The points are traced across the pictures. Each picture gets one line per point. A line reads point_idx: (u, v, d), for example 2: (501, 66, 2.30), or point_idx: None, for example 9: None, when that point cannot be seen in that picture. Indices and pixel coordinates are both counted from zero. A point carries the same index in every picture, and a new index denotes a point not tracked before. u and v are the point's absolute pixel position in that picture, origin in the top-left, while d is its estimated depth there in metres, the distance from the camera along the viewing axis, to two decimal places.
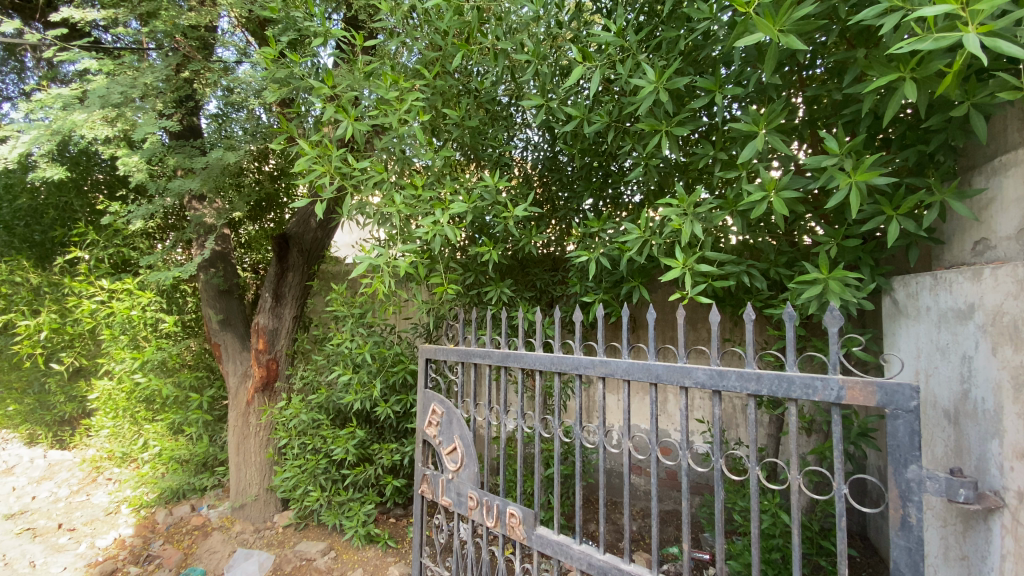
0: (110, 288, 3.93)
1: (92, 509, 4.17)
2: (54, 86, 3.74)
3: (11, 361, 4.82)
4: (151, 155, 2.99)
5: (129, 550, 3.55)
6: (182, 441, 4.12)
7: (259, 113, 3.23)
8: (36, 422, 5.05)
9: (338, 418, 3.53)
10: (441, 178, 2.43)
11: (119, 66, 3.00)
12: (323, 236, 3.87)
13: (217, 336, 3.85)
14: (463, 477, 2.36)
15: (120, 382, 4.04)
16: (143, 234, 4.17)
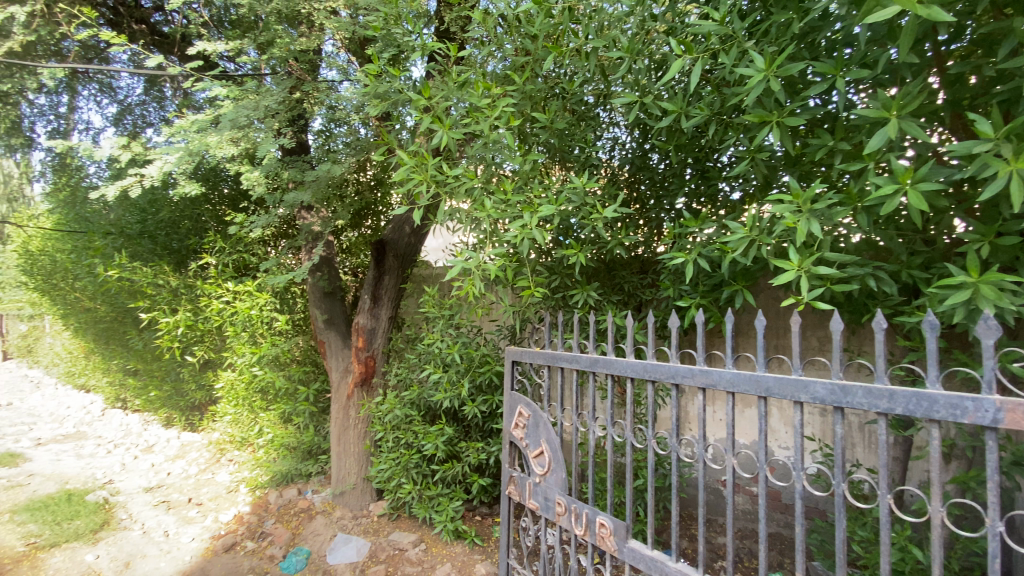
0: (234, 290, 4.43)
1: (216, 487, 4.69)
2: (188, 111, 4.26)
3: (153, 353, 5.55)
4: (269, 170, 3.31)
5: (247, 526, 3.93)
6: (291, 429, 4.50)
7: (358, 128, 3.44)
8: (173, 407, 5.80)
9: (428, 415, 3.66)
10: (528, 182, 2.42)
11: (242, 92, 3.34)
12: (416, 242, 4.07)
13: (322, 334, 4.17)
14: (550, 481, 2.34)
15: (241, 373, 4.50)
16: (260, 242, 4.63)
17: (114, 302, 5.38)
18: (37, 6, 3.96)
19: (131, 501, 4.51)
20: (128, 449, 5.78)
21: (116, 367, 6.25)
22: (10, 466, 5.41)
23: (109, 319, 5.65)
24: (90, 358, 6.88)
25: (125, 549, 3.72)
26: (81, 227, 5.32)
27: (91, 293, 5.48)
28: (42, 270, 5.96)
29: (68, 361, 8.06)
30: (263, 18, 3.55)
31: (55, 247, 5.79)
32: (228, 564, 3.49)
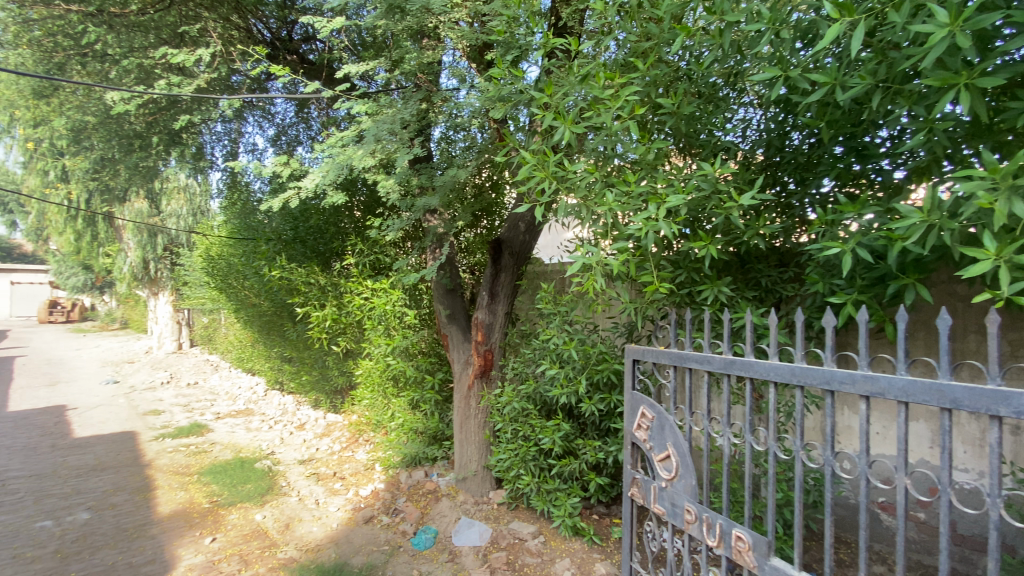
0: (373, 287, 4.93)
1: (356, 464, 5.24)
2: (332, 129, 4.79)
3: (305, 343, 6.35)
4: (402, 178, 3.60)
5: (382, 501, 4.32)
6: (418, 416, 4.84)
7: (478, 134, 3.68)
8: (321, 391, 6.59)
9: (544, 409, 3.70)
10: (652, 172, 2.32)
11: (378, 107, 3.66)
12: (531, 239, 4.13)
13: (445, 328, 4.43)
14: (678, 487, 2.24)
15: (377, 363, 4.97)
16: (393, 244, 5.08)
17: (274, 298, 6.24)
18: (219, 49, 4.70)
19: (290, 471, 5.21)
20: (285, 425, 6.68)
21: (275, 355, 7.24)
22: (201, 434, 6.55)
23: (271, 313, 6.57)
24: (255, 346, 8.05)
25: (286, 512, 4.29)
26: (250, 235, 6.25)
27: (258, 291, 6.43)
28: (220, 271, 7.09)
29: (239, 349, 9.52)
30: (394, 37, 3.86)
31: (230, 252, 6.86)
32: (367, 535, 3.86)
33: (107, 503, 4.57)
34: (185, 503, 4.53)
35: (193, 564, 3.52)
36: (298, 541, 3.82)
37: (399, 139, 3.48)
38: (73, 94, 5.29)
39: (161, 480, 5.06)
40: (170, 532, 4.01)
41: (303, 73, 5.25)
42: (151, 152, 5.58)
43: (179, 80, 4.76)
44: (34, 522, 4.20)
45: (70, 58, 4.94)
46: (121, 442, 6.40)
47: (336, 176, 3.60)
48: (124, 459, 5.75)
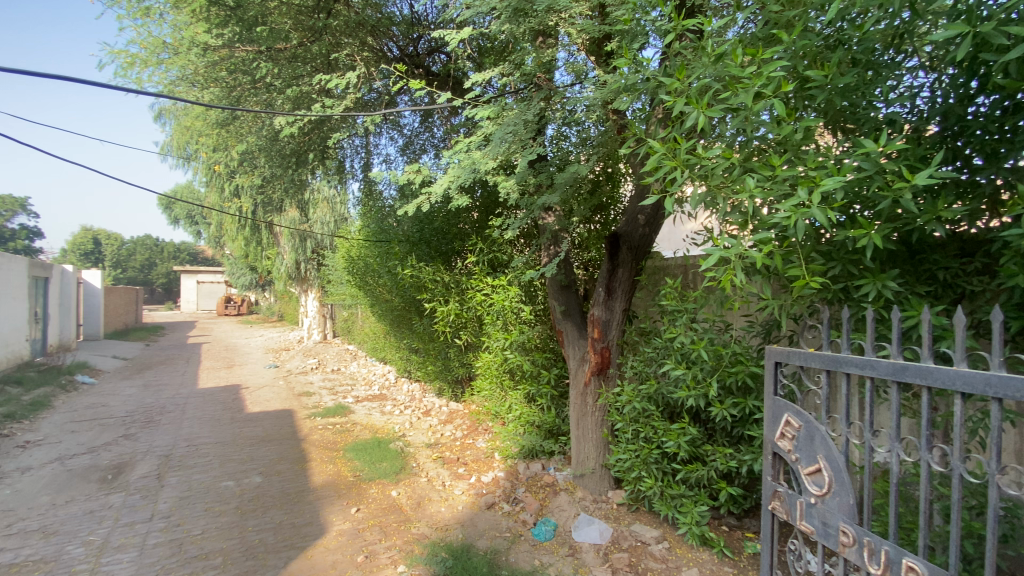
0: (493, 284, 5.13)
1: (477, 452, 5.51)
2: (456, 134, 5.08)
3: (430, 336, 6.81)
4: (522, 178, 3.68)
5: (503, 489, 4.47)
6: (535, 409, 4.94)
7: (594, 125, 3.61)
8: (444, 380, 7.05)
9: (668, 411, 3.54)
10: (800, 154, 2.11)
11: (500, 108, 3.78)
12: (651, 233, 3.95)
13: (560, 324, 4.44)
14: (831, 505, 2.01)
15: (496, 356, 5.16)
16: (510, 242, 5.24)
17: (404, 294, 6.80)
18: (362, 71, 5.25)
19: (419, 453, 5.65)
20: (414, 411, 7.25)
21: (404, 346, 7.90)
22: (344, 415, 7.37)
23: (401, 308, 7.16)
24: (387, 338, 8.84)
25: (418, 492, 4.65)
26: (383, 237, 6.87)
27: (390, 288, 7.05)
28: (359, 270, 7.89)
29: (373, 340, 10.54)
30: (516, 41, 3.99)
31: (366, 253, 7.61)
32: (490, 520, 4.03)
33: (274, 470, 5.35)
34: (334, 475, 5.13)
35: (343, 529, 3.97)
36: (428, 519, 4.11)
37: (524, 139, 3.56)
38: (245, 122, 6.21)
39: (314, 454, 5.79)
40: (323, 499, 4.56)
41: (435, 85, 5.75)
42: (305, 167, 6.38)
43: (330, 101, 5.38)
44: (221, 481, 5.05)
45: (244, 92, 5.67)
46: (283, 418, 7.44)
47: (462, 179, 3.81)
48: (286, 433, 6.68)
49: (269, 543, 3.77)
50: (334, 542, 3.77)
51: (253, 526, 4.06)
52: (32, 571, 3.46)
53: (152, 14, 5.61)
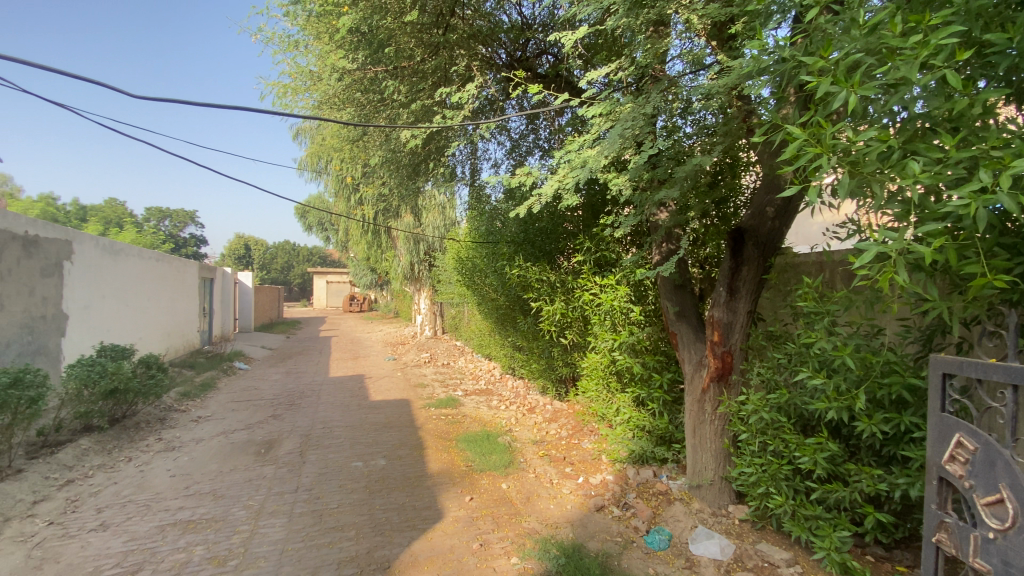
0: (601, 283, 5.06)
1: (583, 453, 5.48)
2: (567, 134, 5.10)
3: (534, 335, 6.91)
4: (637, 174, 3.57)
5: (612, 493, 4.39)
6: (645, 414, 4.80)
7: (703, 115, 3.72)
8: (548, 379, 7.11)
9: (801, 424, 3.22)
10: (980, 131, 1.80)
11: (614, 104, 3.72)
12: (781, 227, 3.61)
13: (673, 326, 4.25)
14: (1016, 544, 1.69)
15: (604, 357, 5.09)
16: (617, 240, 5.12)
17: (510, 293, 6.97)
18: (478, 80, 5.50)
19: (525, 449, 5.77)
20: (519, 407, 7.42)
21: (509, 343, 8.11)
22: (455, 407, 7.76)
23: (507, 307, 7.36)
24: (493, 335, 9.15)
25: (527, 488, 4.73)
26: (490, 238, 7.11)
27: (496, 287, 7.28)
28: (466, 270, 8.24)
29: (479, 337, 10.97)
30: (629, 33, 3.89)
31: (474, 254, 7.92)
32: (601, 524, 3.97)
33: (396, 454, 5.81)
34: (448, 464, 5.42)
35: (459, 516, 4.19)
36: (538, 515, 4.18)
37: (643, 134, 3.46)
38: (371, 136, 6.80)
39: (430, 442, 6.18)
40: (439, 486, 4.85)
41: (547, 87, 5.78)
42: (422, 175, 6.84)
43: (449, 112, 5.70)
44: (352, 461, 5.60)
45: (373, 109, 6.26)
46: (401, 407, 8.03)
47: (575, 178, 3.80)
48: (404, 422, 7.20)
49: (394, 522, 4.10)
50: (451, 527, 3.99)
51: (380, 505, 4.44)
52: (208, 526, 4.11)
53: (298, 47, 6.37)
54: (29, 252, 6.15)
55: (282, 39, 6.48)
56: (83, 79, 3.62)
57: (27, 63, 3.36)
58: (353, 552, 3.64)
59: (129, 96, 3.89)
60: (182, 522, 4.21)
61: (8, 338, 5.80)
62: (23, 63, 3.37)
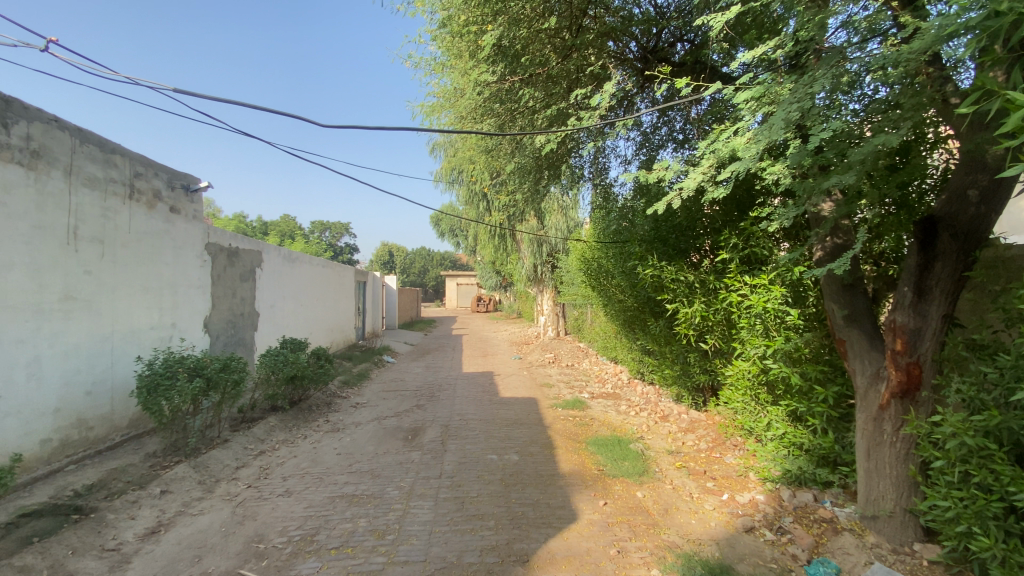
0: (752, 283, 4.64)
1: (727, 468, 5.08)
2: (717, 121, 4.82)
3: (668, 339, 6.59)
4: (801, 160, 3.21)
5: (764, 515, 4.01)
6: (804, 430, 4.35)
7: (874, 89, 3.26)
8: (683, 385, 6.73)
9: (1020, 453, 2.62)
10: None
11: (770, 88, 3.41)
12: (990, 213, 2.97)
13: (842, 332, 3.77)
14: None
15: (754, 365, 4.70)
16: (770, 237, 4.66)
17: (640, 294, 6.74)
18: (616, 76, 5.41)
19: (661, 458, 5.52)
20: (651, 414, 7.14)
21: (638, 347, 7.85)
22: (583, 409, 7.74)
23: (637, 309, 7.13)
24: (621, 338, 8.94)
25: (664, 499, 4.52)
26: (620, 238, 6.95)
27: (625, 288, 7.09)
28: (593, 271, 8.15)
29: (605, 338, 10.79)
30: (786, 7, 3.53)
31: (601, 255, 7.81)
32: (751, 546, 3.64)
33: (528, 451, 5.97)
34: (579, 466, 5.42)
35: (593, 519, 4.15)
36: (679, 529, 3.96)
37: (808, 114, 3.11)
38: (504, 145, 7.10)
39: (560, 442, 6.24)
40: (572, 487, 4.86)
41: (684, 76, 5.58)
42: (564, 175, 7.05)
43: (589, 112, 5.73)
44: (487, 454, 5.88)
45: (506, 118, 6.54)
46: (530, 405, 8.24)
47: (730, 171, 3.53)
48: (533, 420, 7.37)
49: (530, 517, 4.21)
50: (586, 530, 3.97)
51: (516, 499, 4.60)
52: (368, 502, 4.62)
53: (443, 68, 6.95)
54: (233, 261, 7.50)
55: (429, 62, 7.10)
56: (285, 115, 4.92)
57: (253, 108, 4.81)
58: (493, 541, 3.82)
59: (321, 126, 5.08)
60: (348, 495, 4.80)
61: (219, 332, 7.15)
62: (251, 107, 4.80)
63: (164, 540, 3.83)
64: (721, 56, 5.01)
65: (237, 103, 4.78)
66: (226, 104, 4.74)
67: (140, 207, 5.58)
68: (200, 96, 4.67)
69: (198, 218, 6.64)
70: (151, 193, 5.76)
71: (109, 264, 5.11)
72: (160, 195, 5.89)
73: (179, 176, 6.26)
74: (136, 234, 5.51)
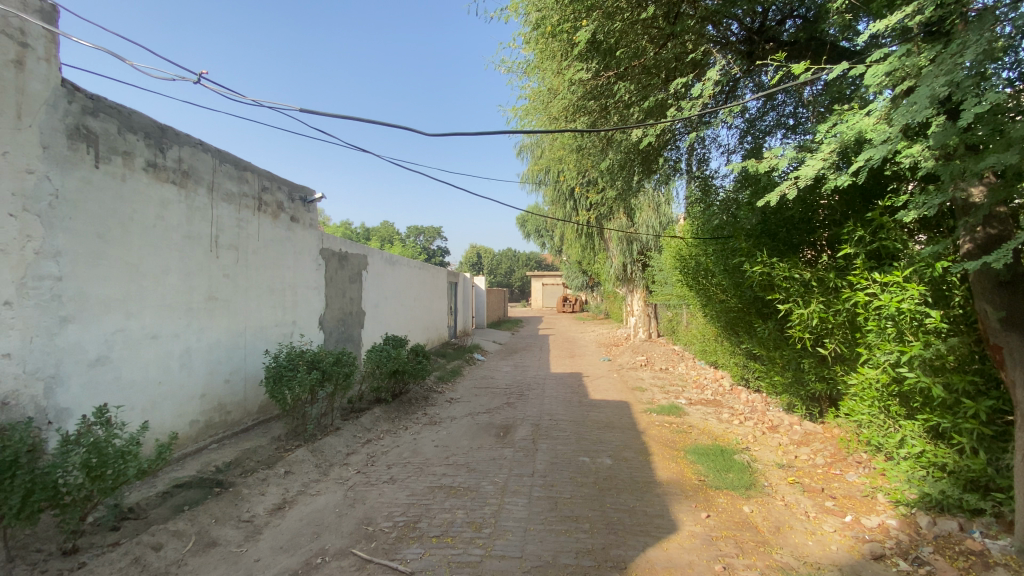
0: (882, 281, 4.12)
1: (849, 487, 4.57)
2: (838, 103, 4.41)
3: (777, 342, 6.07)
4: (946, 139, 2.80)
5: (896, 543, 3.55)
6: (947, 449, 3.80)
7: None
8: (795, 394, 6.17)
9: None
10: None
11: (906, 61, 3.02)
12: None
13: (998, 337, 3.21)
14: None
15: (885, 373, 4.19)
16: (904, 229, 4.12)
17: (744, 294, 6.30)
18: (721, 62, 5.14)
19: (769, 471, 5.11)
20: (757, 423, 6.63)
21: (742, 350, 7.34)
22: (680, 416, 7.40)
23: (740, 310, 6.68)
24: (722, 341, 8.42)
25: (775, 516, 4.17)
26: (722, 234, 6.55)
27: (727, 287, 6.67)
28: (690, 270, 7.76)
29: (703, 341, 10.23)
30: None
31: (700, 252, 7.42)
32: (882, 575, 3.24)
33: (622, 455, 5.81)
34: (678, 474, 5.18)
35: (695, 532, 3.94)
36: (793, 549, 3.64)
37: (955, 87, 2.73)
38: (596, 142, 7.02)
39: (655, 448, 6.00)
40: (670, 496, 4.66)
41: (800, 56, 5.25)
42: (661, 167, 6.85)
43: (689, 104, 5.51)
44: (580, 456, 5.82)
45: (599, 116, 6.48)
46: (622, 409, 8.03)
47: (862, 159, 3.19)
48: (627, 424, 7.18)
49: (627, 523, 4.09)
50: (688, 542, 3.78)
51: (612, 504, 4.50)
52: (465, 494, 4.79)
53: (534, 71, 7.05)
54: (343, 264, 8.17)
55: (521, 66, 7.22)
56: (396, 127, 5.28)
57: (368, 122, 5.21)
58: (589, 545, 3.76)
59: (426, 136, 5.45)
60: (446, 486, 5.01)
61: (332, 328, 7.82)
62: (366, 121, 5.20)
63: (288, 516, 4.26)
64: (841, 30, 4.57)
65: (355, 120, 5.16)
66: (347, 119, 5.11)
67: (267, 217, 6.25)
68: (325, 113, 5.02)
69: (313, 225, 7.31)
70: (276, 205, 6.44)
71: (243, 268, 5.80)
72: (283, 207, 6.57)
73: (298, 189, 6.94)
74: (264, 241, 6.19)
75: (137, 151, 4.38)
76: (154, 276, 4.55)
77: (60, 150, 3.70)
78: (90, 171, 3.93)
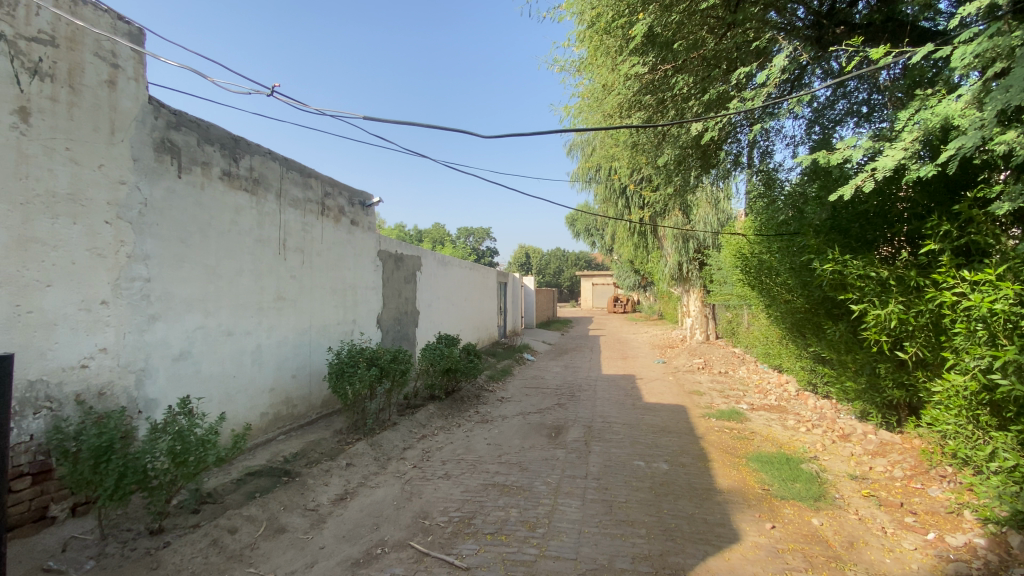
0: (971, 279, 3.75)
1: (931, 502, 4.22)
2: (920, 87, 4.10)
3: (848, 345, 5.68)
4: None
5: (986, 564, 3.24)
6: None
7: None
8: (869, 401, 5.76)
9: None
10: None
11: (997, 42, 2.78)
12: None
13: None
14: None
15: (975, 380, 3.83)
16: (997, 222, 3.76)
17: (813, 293, 5.95)
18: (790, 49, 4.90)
19: (840, 483, 4.80)
20: (826, 432, 6.25)
21: (810, 354, 6.95)
22: (741, 421, 7.09)
23: (808, 310, 6.32)
24: (786, 344, 8.00)
25: (847, 530, 3.92)
26: (787, 230, 6.22)
27: (794, 286, 6.33)
28: (752, 269, 7.42)
29: (766, 344, 9.75)
30: None
31: (762, 250, 7.08)
32: None
33: (678, 461, 5.65)
34: (740, 482, 4.97)
35: (760, 543, 3.77)
36: (868, 566, 3.40)
37: None
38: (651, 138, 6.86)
39: (714, 455, 5.79)
40: (732, 504, 4.48)
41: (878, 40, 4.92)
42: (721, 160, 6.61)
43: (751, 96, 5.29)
44: (634, 459, 5.71)
45: (655, 111, 6.34)
46: (678, 413, 7.80)
47: (948, 149, 2.96)
48: (684, 428, 6.97)
49: (685, 531, 3.97)
50: (751, 553, 3.62)
51: (669, 510, 4.38)
52: (518, 493, 4.82)
53: (587, 68, 6.97)
54: (399, 265, 8.43)
55: (574, 64, 7.17)
56: (454, 130, 5.43)
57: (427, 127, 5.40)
58: (645, 550, 3.68)
59: (482, 136, 5.60)
60: (500, 484, 5.06)
61: (389, 327, 8.08)
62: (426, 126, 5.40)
63: (349, 506, 4.45)
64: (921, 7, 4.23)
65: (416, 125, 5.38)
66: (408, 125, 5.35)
67: (329, 221, 6.56)
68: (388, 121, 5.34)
69: (372, 228, 7.58)
70: (337, 209, 6.74)
71: (307, 269, 6.11)
72: (344, 211, 6.87)
73: (358, 194, 7.22)
74: (326, 244, 6.49)
75: (214, 161, 4.72)
76: (229, 278, 4.89)
77: (148, 162, 4.05)
78: (174, 181, 4.27)
